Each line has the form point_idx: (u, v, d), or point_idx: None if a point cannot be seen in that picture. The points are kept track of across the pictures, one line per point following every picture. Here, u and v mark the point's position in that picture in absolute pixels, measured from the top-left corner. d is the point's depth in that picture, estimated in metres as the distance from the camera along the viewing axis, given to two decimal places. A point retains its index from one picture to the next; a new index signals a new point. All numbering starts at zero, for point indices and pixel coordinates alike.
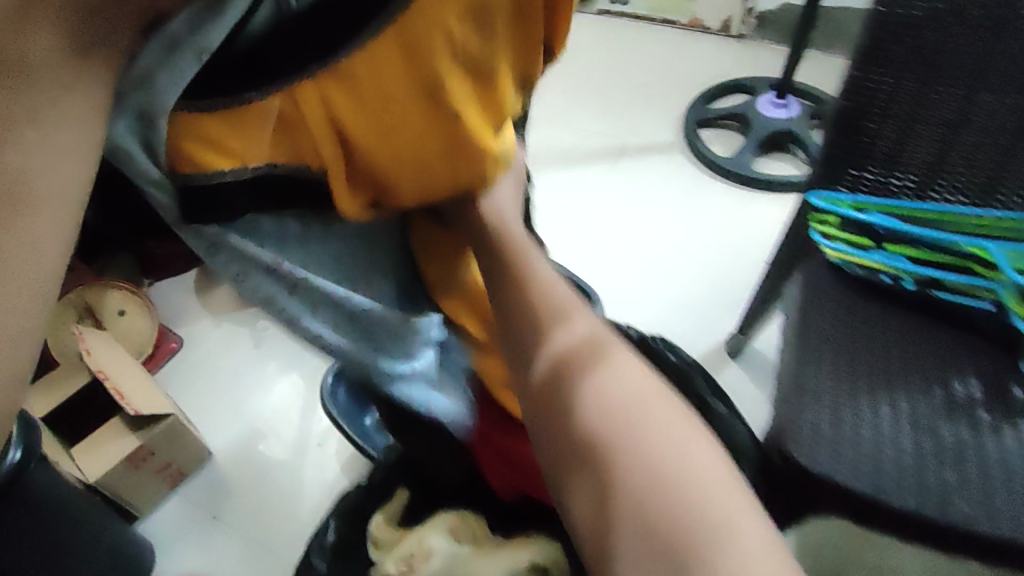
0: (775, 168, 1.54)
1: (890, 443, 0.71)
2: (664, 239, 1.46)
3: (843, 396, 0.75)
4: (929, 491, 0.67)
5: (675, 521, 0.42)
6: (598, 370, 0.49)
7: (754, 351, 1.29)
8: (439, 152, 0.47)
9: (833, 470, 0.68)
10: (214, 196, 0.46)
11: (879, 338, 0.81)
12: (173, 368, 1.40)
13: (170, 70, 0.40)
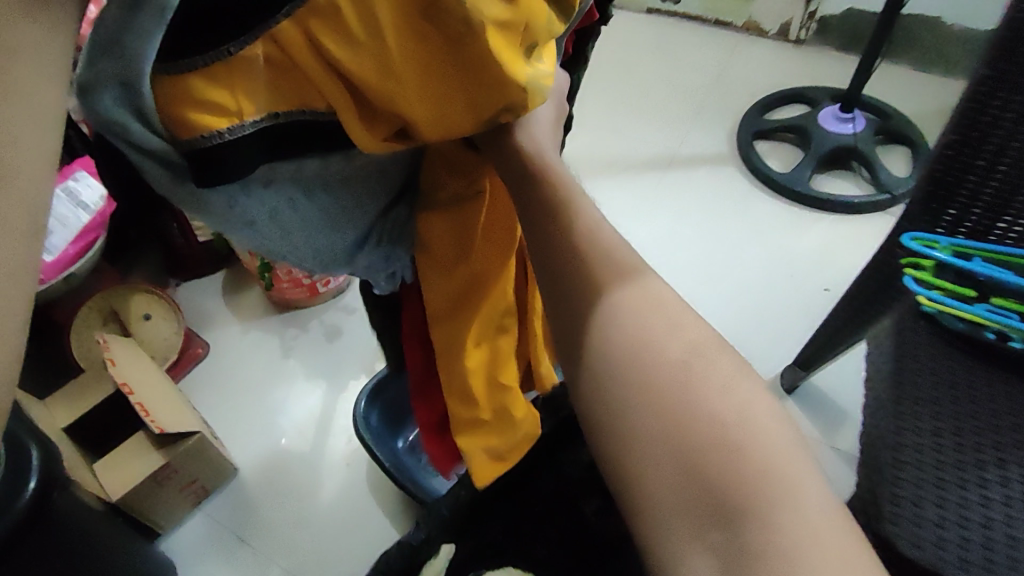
0: (835, 187, 1.45)
1: (1004, 526, 0.64)
2: (716, 258, 1.38)
3: (947, 469, 0.67)
4: None
5: (737, 482, 0.40)
6: (644, 324, 0.46)
7: (811, 386, 1.21)
8: (455, 77, 0.42)
9: (939, 563, 0.62)
10: (218, 160, 0.40)
11: (984, 396, 0.72)
12: (199, 376, 1.34)
13: (135, 31, 0.35)
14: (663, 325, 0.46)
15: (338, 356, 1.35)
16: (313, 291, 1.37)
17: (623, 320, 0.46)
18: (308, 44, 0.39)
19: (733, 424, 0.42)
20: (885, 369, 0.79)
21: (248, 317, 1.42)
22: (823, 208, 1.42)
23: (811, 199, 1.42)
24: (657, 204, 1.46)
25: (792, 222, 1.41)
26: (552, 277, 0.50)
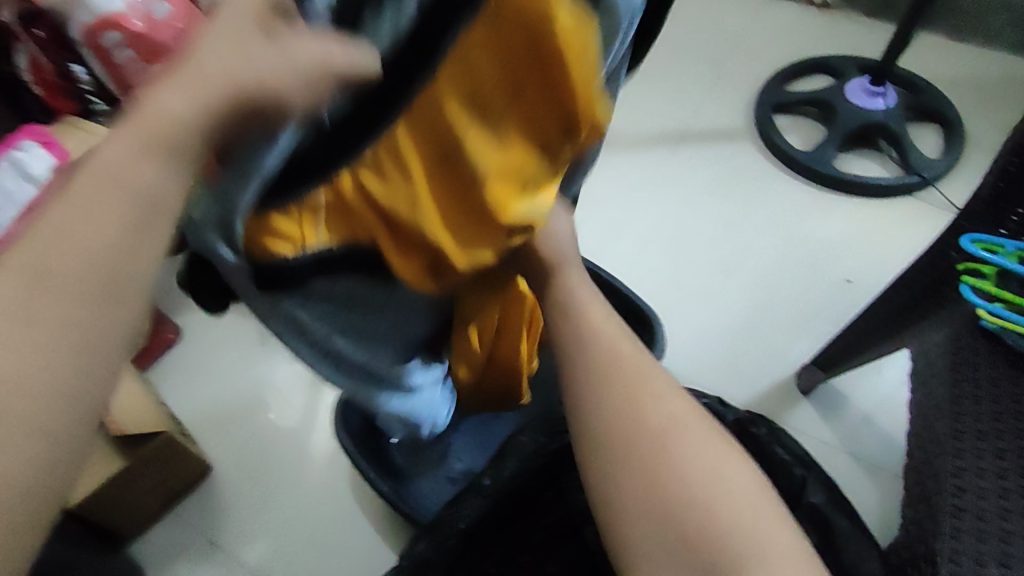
0: (860, 167, 1.34)
1: None
2: (730, 244, 1.27)
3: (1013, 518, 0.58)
4: None
5: (703, 534, 0.46)
6: (643, 393, 0.51)
7: (830, 387, 1.12)
8: (475, 229, 0.47)
9: None
10: (283, 273, 0.50)
11: None
12: (169, 363, 1.23)
13: (237, 188, 0.44)
14: (648, 399, 0.51)
15: None
16: None
17: (620, 385, 0.51)
18: (359, 196, 0.45)
19: (706, 485, 0.48)
20: (940, 391, 0.69)
21: None
22: (847, 190, 1.31)
23: (835, 179, 1.30)
24: (667, 184, 1.35)
25: (814, 205, 1.30)
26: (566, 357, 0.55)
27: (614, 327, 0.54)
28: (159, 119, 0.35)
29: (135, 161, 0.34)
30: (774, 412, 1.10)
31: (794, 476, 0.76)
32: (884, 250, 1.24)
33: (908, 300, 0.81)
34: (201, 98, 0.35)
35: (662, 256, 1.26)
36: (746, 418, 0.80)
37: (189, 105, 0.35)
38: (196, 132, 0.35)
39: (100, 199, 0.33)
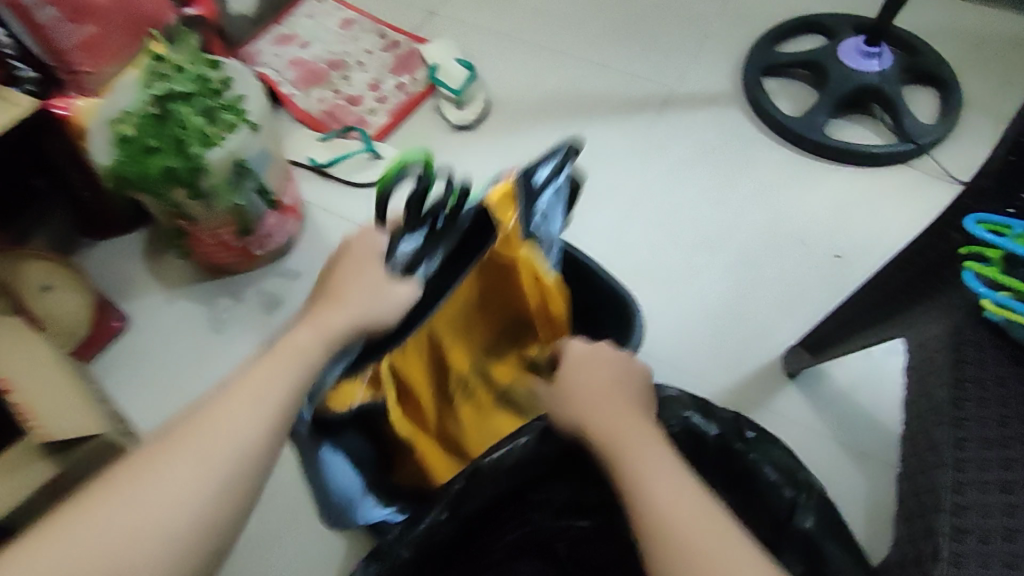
0: (852, 134, 1.26)
1: None
2: (714, 218, 1.20)
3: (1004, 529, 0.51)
4: None
5: (697, 549, 0.52)
6: (641, 443, 0.59)
7: (817, 369, 1.06)
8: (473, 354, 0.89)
9: None
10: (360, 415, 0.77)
11: None
12: (117, 356, 1.16)
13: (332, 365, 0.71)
14: (653, 445, 0.59)
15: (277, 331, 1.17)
16: (247, 255, 1.17)
17: (632, 437, 0.60)
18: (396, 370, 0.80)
19: (693, 502, 0.54)
20: (941, 392, 0.62)
21: (174, 283, 1.22)
22: (838, 160, 1.23)
23: (826, 147, 1.22)
24: (648, 154, 1.27)
25: (803, 176, 1.22)
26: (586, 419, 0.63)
27: (621, 403, 0.64)
28: (290, 359, 0.61)
29: (264, 393, 0.58)
30: (760, 399, 1.04)
31: (782, 496, 0.73)
32: (875, 224, 1.17)
33: (904, 283, 0.74)
34: (299, 369, 0.61)
35: (642, 232, 1.19)
36: (730, 430, 0.75)
37: (311, 344, 0.63)
38: (317, 358, 0.63)
39: (228, 420, 0.55)
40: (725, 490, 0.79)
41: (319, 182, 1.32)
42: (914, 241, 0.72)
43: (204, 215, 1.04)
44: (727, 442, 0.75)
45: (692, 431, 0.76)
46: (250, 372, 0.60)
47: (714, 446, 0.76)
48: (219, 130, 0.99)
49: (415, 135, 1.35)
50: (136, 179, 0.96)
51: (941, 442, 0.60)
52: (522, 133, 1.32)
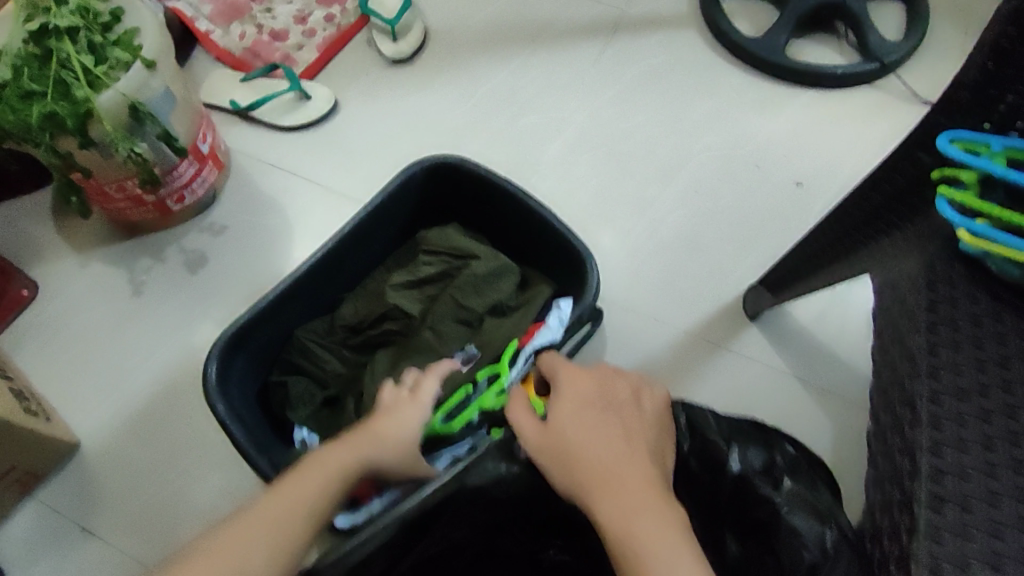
0: (814, 54, 1.18)
1: None
2: (669, 149, 1.12)
3: (979, 487, 0.46)
4: None
5: None
6: (629, 492, 0.54)
7: (780, 310, 1.00)
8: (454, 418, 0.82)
9: None
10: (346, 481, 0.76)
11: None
12: (24, 326, 1.06)
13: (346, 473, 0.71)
14: (643, 496, 0.53)
15: (201, 290, 1.08)
16: (162, 210, 1.07)
17: (619, 489, 0.54)
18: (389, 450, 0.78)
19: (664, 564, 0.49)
20: (907, 330, 0.56)
21: (86, 245, 1.11)
22: (800, 82, 1.15)
23: (788, 70, 1.14)
24: (599, 85, 1.17)
25: (763, 100, 1.15)
26: (577, 468, 0.57)
27: (613, 452, 0.57)
28: (316, 471, 0.61)
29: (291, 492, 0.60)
30: (718, 341, 0.99)
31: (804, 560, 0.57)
32: (837, 149, 1.10)
33: (865, 215, 0.68)
34: (326, 484, 0.61)
35: (594, 169, 1.10)
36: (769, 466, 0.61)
37: (338, 459, 0.63)
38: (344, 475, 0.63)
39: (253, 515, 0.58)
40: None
41: (242, 128, 1.20)
42: (877, 167, 0.64)
43: (101, 165, 0.94)
44: (750, 483, 0.60)
45: (712, 466, 0.62)
46: (285, 482, 0.61)
47: (732, 492, 0.61)
48: (107, 70, 0.88)
49: (345, 71, 1.24)
50: (13, 128, 0.84)
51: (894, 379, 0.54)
52: (464, 64, 1.22)
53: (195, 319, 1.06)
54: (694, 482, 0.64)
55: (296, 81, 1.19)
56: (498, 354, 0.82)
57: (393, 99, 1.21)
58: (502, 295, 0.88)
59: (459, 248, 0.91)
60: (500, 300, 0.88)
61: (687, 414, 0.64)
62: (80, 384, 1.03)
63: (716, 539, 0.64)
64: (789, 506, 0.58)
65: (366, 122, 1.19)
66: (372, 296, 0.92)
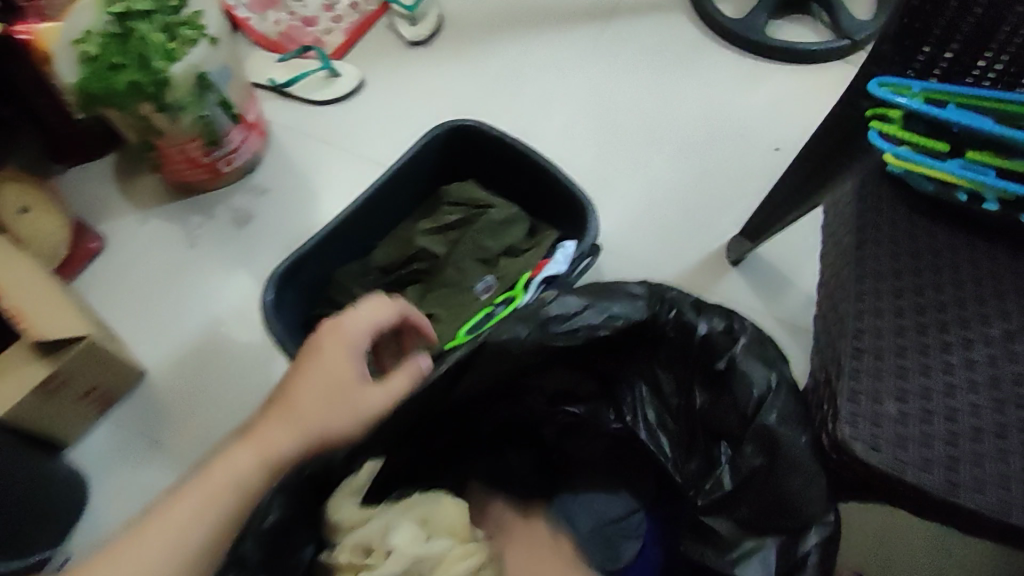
0: (793, 34, 1.31)
1: (940, 406, 0.56)
2: (660, 119, 1.25)
3: (889, 343, 0.59)
4: (990, 477, 0.54)
5: None
6: None
7: (759, 258, 1.14)
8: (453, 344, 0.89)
9: (875, 452, 0.53)
10: None
11: (937, 257, 0.63)
12: (95, 274, 1.23)
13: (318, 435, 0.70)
14: None
15: (246, 244, 1.22)
16: (214, 173, 1.22)
17: None
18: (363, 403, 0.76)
19: None
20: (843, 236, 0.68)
21: (145, 205, 1.28)
22: (778, 60, 1.29)
23: (768, 47, 1.27)
24: (599, 62, 1.31)
25: (745, 75, 1.28)
26: None
27: None
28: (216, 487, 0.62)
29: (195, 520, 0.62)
30: (704, 284, 1.12)
31: (759, 411, 0.56)
32: (812, 119, 1.24)
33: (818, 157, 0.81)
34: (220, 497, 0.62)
35: (593, 136, 1.24)
36: (724, 331, 0.60)
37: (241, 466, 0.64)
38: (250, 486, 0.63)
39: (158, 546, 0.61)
40: (722, 435, 0.60)
41: (278, 103, 1.34)
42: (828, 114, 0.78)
43: (171, 128, 1.10)
44: (713, 343, 0.59)
45: (679, 329, 0.61)
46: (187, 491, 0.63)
47: (699, 350, 0.61)
48: (180, 45, 1.03)
49: (370, 51, 1.37)
50: (102, 94, 1.01)
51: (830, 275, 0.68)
52: (478, 45, 1.35)
53: (242, 269, 1.21)
54: (665, 343, 0.63)
55: (327, 60, 1.33)
56: (515, 285, 0.96)
57: (414, 77, 1.34)
58: (514, 238, 1.02)
59: (475, 199, 1.04)
60: (512, 241, 1.01)
61: (656, 287, 0.63)
62: (144, 323, 1.19)
63: (689, 387, 0.63)
64: (746, 359, 0.58)
65: (390, 97, 1.33)
66: (402, 241, 1.06)
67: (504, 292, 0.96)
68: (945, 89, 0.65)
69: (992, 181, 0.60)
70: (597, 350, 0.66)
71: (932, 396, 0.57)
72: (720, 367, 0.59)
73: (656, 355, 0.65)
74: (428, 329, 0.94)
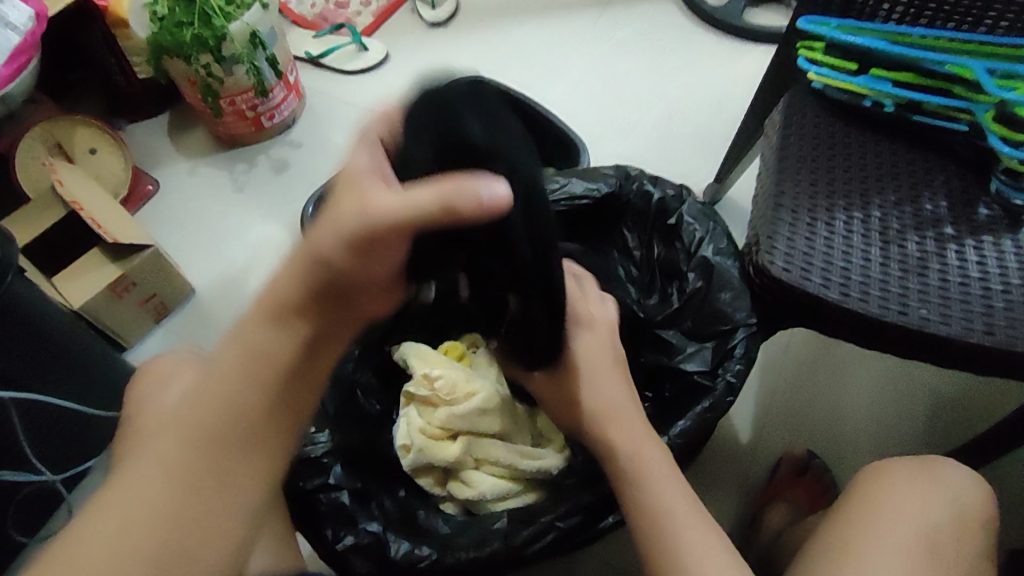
0: (764, 20, 1.49)
1: (840, 247, 0.72)
2: (647, 88, 1.43)
3: (804, 203, 0.75)
4: (873, 295, 0.69)
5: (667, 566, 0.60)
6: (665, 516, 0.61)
7: (730, 203, 1.27)
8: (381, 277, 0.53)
9: (785, 272, 0.69)
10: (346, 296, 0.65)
11: (849, 146, 0.79)
12: (150, 211, 1.41)
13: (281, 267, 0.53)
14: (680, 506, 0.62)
15: (285, 187, 1.40)
16: (258, 125, 1.40)
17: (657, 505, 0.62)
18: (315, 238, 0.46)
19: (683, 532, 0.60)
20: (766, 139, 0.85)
21: (197, 155, 1.46)
22: (751, 40, 1.46)
23: (742, 30, 1.46)
24: (598, 42, 1.49)
25: (725, 54, 1.46)
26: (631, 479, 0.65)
27: (661, 495, 0.63)
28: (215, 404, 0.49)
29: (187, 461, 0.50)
30: None
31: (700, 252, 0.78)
32: None
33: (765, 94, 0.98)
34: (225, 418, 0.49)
35: (588, 102, 1.42)
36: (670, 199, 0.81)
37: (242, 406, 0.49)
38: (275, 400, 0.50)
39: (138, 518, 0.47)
40: (675, 274, 0.81)
41: (312, 72, 1.52)
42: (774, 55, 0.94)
43: (228, 80, 1.28)
44: (667, 205, 0.80)
45: (642, 200, 0.82)
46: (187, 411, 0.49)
47: (656, 212, 0.81)
48: (236, 8, 1.21)
49: (395, 31, 1.55)
50: (172, 46, 1.19)
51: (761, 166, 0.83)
52: (490, 27, 1.54)
53: (282, 207, 1.38)
54: (630, 210, 0.83)
55: (357, 35, 1.51)
56: None
57: (434, 52, 1.52)
58: None
59: None
60: None
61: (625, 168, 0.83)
62: (193, 252, 1.36)
63: (649, 242, 0.84)
64: (691, 214, 0.79)
65: (411, 68, 1.51)
66: None
67: None
68: (858, 24, 0.80)
69: (886, 89, 0.77)
70: (575, 219, 0.84)
71: (835, 240, 0.73)
72: (670, 221, 0.81)
73: (625, 226, 0.86)
74: None
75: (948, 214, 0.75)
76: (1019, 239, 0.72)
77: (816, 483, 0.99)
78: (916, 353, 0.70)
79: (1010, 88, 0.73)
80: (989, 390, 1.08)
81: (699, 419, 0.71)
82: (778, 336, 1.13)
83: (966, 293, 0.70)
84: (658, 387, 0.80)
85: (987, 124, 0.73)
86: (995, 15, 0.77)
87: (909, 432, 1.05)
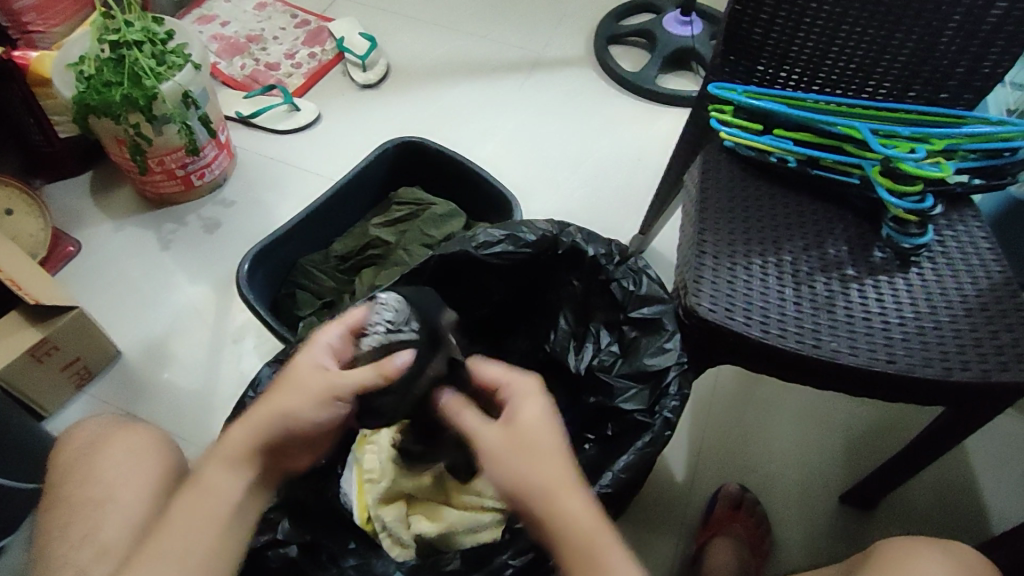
0: (675, 85, 1.61)
1: (757, 290, 0.79)
2: (569, 147, 1.51)
3: (724, 249, 0.82)
4: (789, 330, 0.77)
5: None
6: None
7: (656, 252, 1.33)
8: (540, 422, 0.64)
9: (711, 311, 0.77)
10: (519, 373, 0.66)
11: (762, 199, 0.88)
12: (71, 270, 1.36)
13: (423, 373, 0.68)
14: None
15: (216, 246, 1.39)
16: (188, 184, 1.39)
17: None
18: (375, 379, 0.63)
19: None
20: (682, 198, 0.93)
21: (122, 215, 1.43)
22: (668, 102, 1.57)
23: (656, 95, 1.56)
24: (527, 104, 1.57)
25: (642, 116, 1.56)
26: None
27: None
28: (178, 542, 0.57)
29: None
30: None
31: (634, 297, 0.87)
32: None
33: (678, 158, 1.05)
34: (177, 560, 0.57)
35: (516, 161, 1.48)
36: (604, 253, 0.90)
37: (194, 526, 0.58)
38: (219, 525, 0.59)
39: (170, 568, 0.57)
40: (624, 320, 0.89)
41: (245, 132, 1.53)
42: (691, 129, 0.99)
43: (159, 140, 1.28)
44: (601, 263, 0.90)
45: (574, 254, 0.91)
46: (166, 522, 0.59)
47: (590, 266, 0.91)
48: (167, 69, 1.22)
49: (326, 92, 1.59)
50: (99, 105, 1.18)
51: (684, 215, 0.90)
52: (421, 89, 1.60)
53: (210, 269, 1.36)
54: (563, 261, 0.93)
55: (290, 96, 1.54)
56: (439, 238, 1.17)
57: (367, 113, 1.56)
58: (443, 211, 1.21)
59: (419, 199, 1.24)
60: (443, 216, 1.21)
61: (532, 228, 0.90)
62: (116, 314, 1.32)
63: (591, 289, 0.94)
64: (621, 274, 0.89)
65: (343, 128, 1.54)
66: (359, 235, 1.22)
67: (432, 244, 1.17)
68: (758, 90, 0.89)
69: (788, 146, 0.85)
70: (517, 268, 0.94)
71: (752, 285, 0.80)
72: (602, 264, 0.89)
73: (570, 272, 0.94)
74: (374, 277, 1.14)
75: (849, 258, 0.83)
76: (909, 277, 0.81)
77: (751, 517, 1.05)
78: (825, 382, 0.79)
79: (890, 145, 0.83)
80: (895, 421, 1.16)
81: (640, 453, 0.78)
82: (706, 374, 1.21)
83: (872, 328, 0.78)
84: (603, 427, 0.89)
85: (876, 177, 0.82)
86: (874, 84, 0.89)
87: (827, 456, 1.13)
